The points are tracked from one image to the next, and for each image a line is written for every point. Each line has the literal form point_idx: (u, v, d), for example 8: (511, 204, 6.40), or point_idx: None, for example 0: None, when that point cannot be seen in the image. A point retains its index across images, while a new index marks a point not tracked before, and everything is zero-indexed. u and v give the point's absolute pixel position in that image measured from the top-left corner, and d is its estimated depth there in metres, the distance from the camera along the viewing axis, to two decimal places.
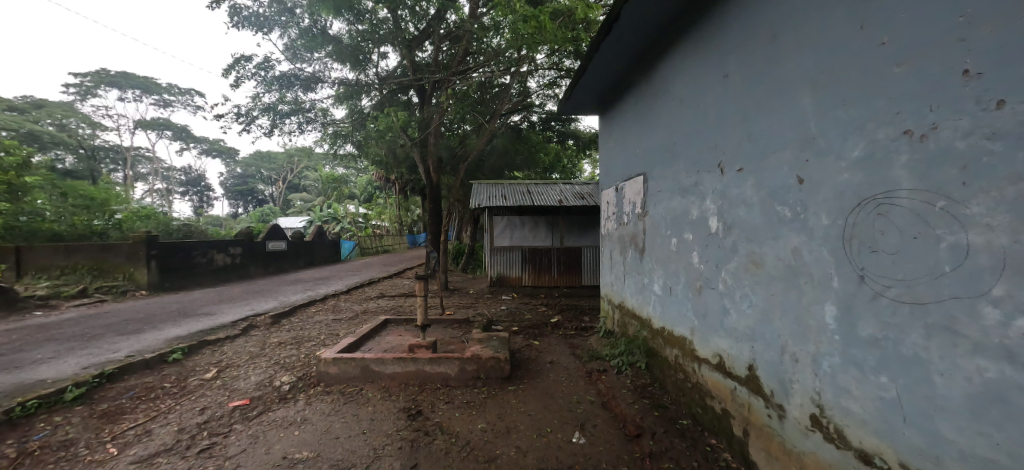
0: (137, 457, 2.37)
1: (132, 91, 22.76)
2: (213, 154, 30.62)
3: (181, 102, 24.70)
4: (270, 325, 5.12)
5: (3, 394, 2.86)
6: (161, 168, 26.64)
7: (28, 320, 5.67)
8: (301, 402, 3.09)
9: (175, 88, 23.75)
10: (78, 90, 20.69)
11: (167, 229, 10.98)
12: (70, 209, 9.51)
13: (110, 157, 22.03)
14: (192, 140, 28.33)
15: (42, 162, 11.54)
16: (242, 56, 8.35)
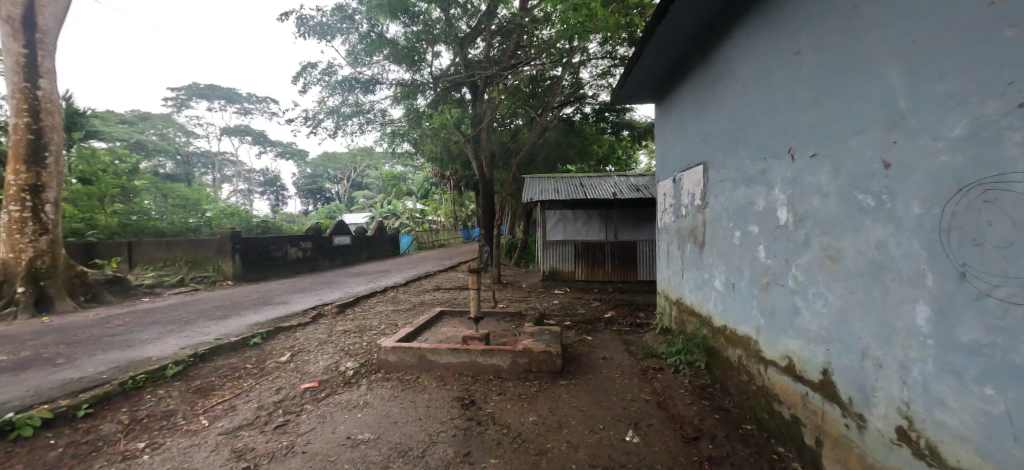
0: (224, 429, 2.66)
1: (218, 101, 25.34)
2: (287, 156, 33.41)
3: (259, 109, 27.07)
4: (337, 314, 5.50)
5: (119, 369, 3.33)
6: (244, 170, 29.50)
7: (140, 305, 6.53)
8: (364, 386, 3.29)
9: (253, 96, 26.08)
10: (175, 102, 23.48)
11: (248, 226, 12.07)
12: (170, 209, 10.83)
13: (202, 162, 24.77)
14: (269, 144, 31.06)
15: (149, 168, 13.17)
16: (309, 63, 8.96)
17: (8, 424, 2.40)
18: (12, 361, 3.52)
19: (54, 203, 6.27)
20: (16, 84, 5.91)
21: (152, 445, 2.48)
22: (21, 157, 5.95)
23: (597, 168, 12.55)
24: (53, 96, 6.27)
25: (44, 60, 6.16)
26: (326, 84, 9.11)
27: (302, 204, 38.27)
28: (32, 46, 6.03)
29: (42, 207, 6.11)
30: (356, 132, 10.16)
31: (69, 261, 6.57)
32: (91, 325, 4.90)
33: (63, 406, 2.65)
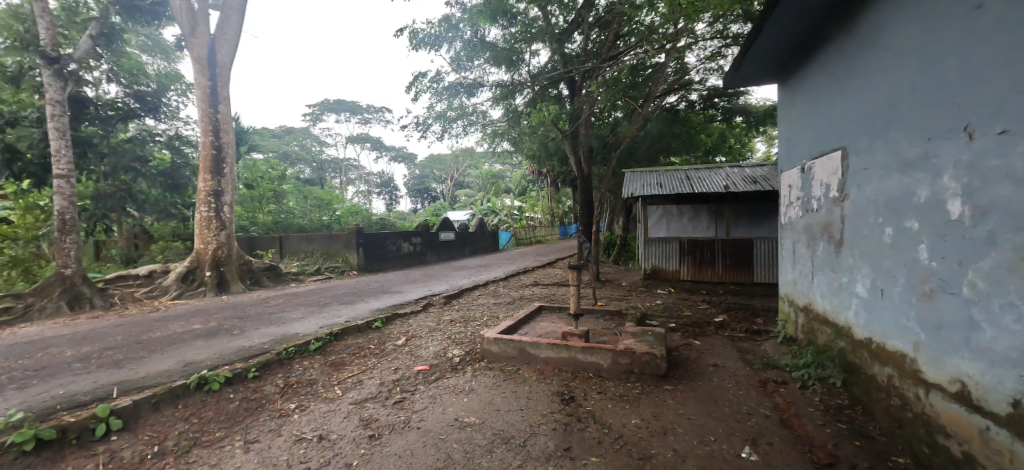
0: (354, 399, 3.06)
1: (345, 114, 29.15)
2: (399, 160, 36.99)
3: (376, 119, 30.45)
4: (444, 304, 5.95)
5: (277, 341, 4.03)
6: (364, 173, 33.42)
7: (290, 289, 7.81)
8: (468, 373, 3.50)
9: (372, 107, 29.36)
10: (312, 117, 27.53)
11: (370, 222, 13.66)
12: (310, 209, 12.76)
13: (332, 167, 28.67)
14: (385, 150, 34.71)
15: (293, 173, 15.51)
16: (420, 74, 9.78)
17: (204, 378, 3.06)
18: (206, 329, 4.49)
19: (230, 205, 7.80)
20: (204, 111, 7.46)
21: (301, 406, 2.96)
22: (208, 168, 7.50)
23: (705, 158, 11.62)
24: (228, 118, 7.80)
25: (222, 89, 7.69)
26: (435, 91, 9.86)
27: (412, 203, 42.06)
28: (214, 79, 7.56)
29: (222, 207, 7.63)
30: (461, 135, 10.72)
31: (240, 252, 8.11)
32: (258, 304, 6.02)
33: (239, 368, 3.29)
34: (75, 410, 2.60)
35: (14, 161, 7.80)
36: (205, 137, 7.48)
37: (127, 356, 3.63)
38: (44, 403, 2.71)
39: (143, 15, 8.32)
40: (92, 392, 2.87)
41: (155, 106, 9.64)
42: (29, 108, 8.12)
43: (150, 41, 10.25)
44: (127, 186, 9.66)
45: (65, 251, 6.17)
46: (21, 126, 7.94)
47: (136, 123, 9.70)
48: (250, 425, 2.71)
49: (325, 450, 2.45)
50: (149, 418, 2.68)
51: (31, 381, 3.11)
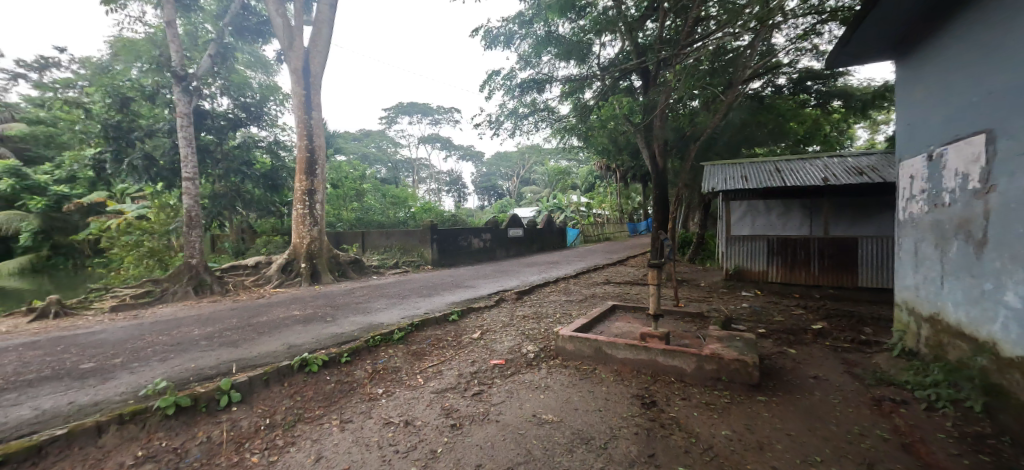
0: (436, 388, 3.23)
1: (417, 115, 30.71)
2: (467, 158, 38.27)
3: (446, 119, 31.66)
4: (516, 299, 6.03)
5: (365, 329, 4.34)
6: (434, 172, 35.08)
7: (373, 281, 8.37)
8: (544, 370, 3.51)
9: (442, 108, 30.65)
10: (387, 120, 29.44)
11: (443, 219, 14.28)
12: (388, 207, 13.50)
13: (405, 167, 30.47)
14: (453, 149, 36.09)
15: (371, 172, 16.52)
16: (493, 72, 10.01)
17: (305, 360, 3.37)
18: (305, 316, 4.97)
19: (322, 203, 8.53)
20: (300, 117, 8.23)
21: (387, 392, 3.19)
22: (303, 170, 8.28)
23: (797, 149, 10.62)
24: (320, 122, 8.52)
25: (315, 96, 8.42)
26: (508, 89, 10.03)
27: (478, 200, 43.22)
28: (308, 88, 8.31)
29: (314, 205, 8.37)
30: (530, 132, 10.92)
31: (330, 246, 8.85)
32: (347, 294, 6.53)
33: (334, 352, 3.58)
34: (204, 382, 3.00)
35: (152, 167, 9.19)
36: (301, 141, 8.25)
37: (243, 337, 4.12)
38: (180, 374, 3.16)
39: (249, 33, 9.37)
40: (217, 367, 3.29)
41: (258, 115, 10.77)
42: (162, 122, 9.51)
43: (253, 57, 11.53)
44: (235, 187, 10.91)
45: (189, 244, 7.12)
46: (156, 137, 9.28)
47: (244, 131, 10.97)
48: (344, 407, 2.99)
49: (411, 436, 2.62)
50: (261, 393, 3.01)
51: (171, 355, 3.64)
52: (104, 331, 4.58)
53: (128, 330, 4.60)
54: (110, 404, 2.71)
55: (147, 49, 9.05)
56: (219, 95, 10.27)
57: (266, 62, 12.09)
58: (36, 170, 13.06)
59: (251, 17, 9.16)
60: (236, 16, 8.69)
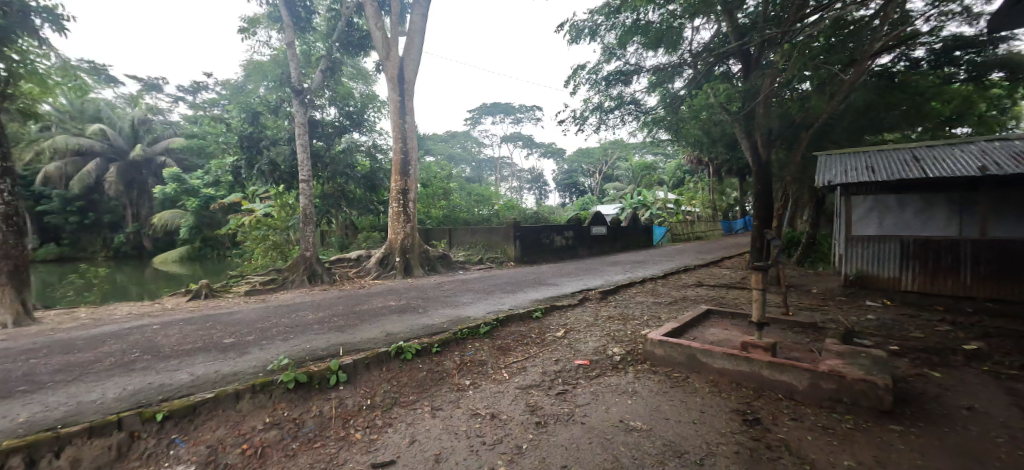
0: (521, 384, 3.32)
1: (500, 115, 31.84)
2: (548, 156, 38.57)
3: (527, 117, 32.21)
4: (600, 299, 5.90)
5: (455, 321, 4.57)
6: (516, 170, 36.02)
7: (459, 276, 8.79)
8: (630, 375, 3.43)
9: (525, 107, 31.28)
10: (472, 121, 30.94)
11: (525, 216, 14.45)
12: (472, 204, 14.37)
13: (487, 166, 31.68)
14: (535, 147, 36.61)
15: (457, 173, 17.34)
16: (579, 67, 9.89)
17: (400, 348, 3.62)
18: (401, 306, 5.39)
19: (415, 202, 9.15)
20: (396, 122, 8.93)
21: (474, 384, 3.35)
22: (399, 171, 8.95)
23: (938, 133, 8.85)
24: (413, 126, 9.12)
25: (408, 102, 9.05)
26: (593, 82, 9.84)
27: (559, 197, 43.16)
28: (403, 94, 8.98)
29: (408, 204, 8.99)
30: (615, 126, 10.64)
31: (421, 242, 9.45)
32: (437, 287, 6.95)
33: (426, 342, 3.80)
34: (316, 361, 3.37)
35: (276, 171, 10.76)
36: (397, 144, 8.93)
37: (349, 322, 4.58)
38: (299, 353, 3.59)
39: (353, 48, 10.25)
40: (327, 349, 3.68)
41: (358, 121, 12.00)
42: (283, 132, 10.97)
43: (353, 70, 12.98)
44: (339, 187, 12.04)
45: (304, 239, 8.11)
46: (279, 145, 10.83)
47: (347, 137, 12.23)
48: (434, 395, 3.18)
49: (497, 429, 2.70)
50: (363, 375, 3.30)
51: (293, 335, 4.17)
52: (242, 311, 5.44)
53: (261, 311, 5.40)
54: (245, 374, 3.18)
55: (272, 71, 10.52)
56: (328, 106, 11.61)
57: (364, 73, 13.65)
58: (197, 174, 15.94)
59: (354, 33, 10.02)
60: (342, 34, 9.62)
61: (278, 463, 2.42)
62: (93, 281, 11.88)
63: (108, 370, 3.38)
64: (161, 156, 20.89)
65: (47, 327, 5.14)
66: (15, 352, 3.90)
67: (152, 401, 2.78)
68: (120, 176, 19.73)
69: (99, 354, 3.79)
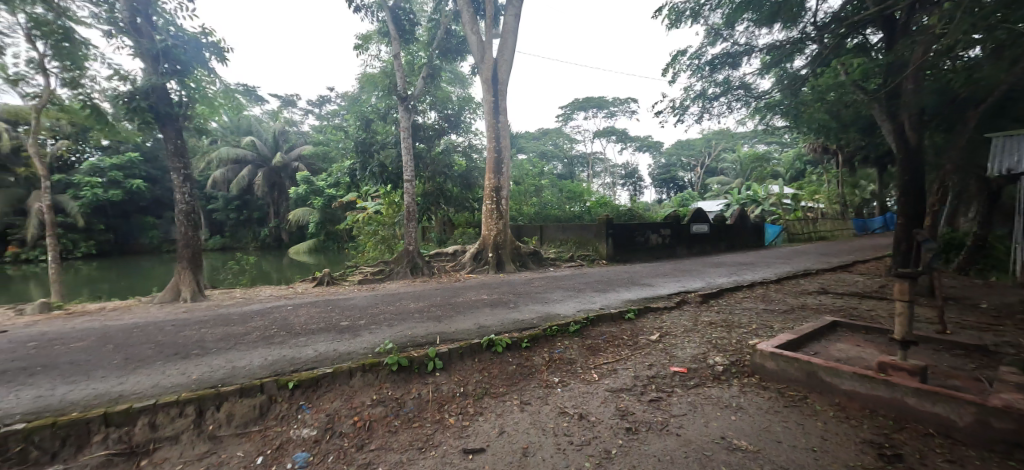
0: (611, 387, 3.21)
1: (592, 109, 31.52)
2: (643, 149, 37.02)
3: (621, 110, 31.44)
4: (700, 302, 5.47)
5: (544, 318, 4.58)
6: (608, 165, 35.33)
7: (549, 273, 8.84)
8: (735, 388, 3.11)
9: (618, 100, 30.48)
10: (564, 117, 31.62)
11: (618, 213, 13.92)
12: (564, 202, 14.20)
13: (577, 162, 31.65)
14: (629, 140, 35.42)
15: (550, 169, 17.51)
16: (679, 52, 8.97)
17: (492, 340, 3.74)
18: (494, 300, 5.59)
19: (507, 200, 9.40)
20: (490, 122, 9.29)
21: (563, 382, 3.33)
22: (492, 169, 9.27)
23: None
24: (506, 125, 9.39)
25: (502, 102, 9.35)
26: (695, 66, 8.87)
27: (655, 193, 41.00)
28: (497, 95, 9.30)
29: (500, 201, 9.28)
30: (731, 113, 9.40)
31: (513, 238, 9.69)
32: (528, 283, 7.08)
33: (516, 337, 3.88)
34: (416, 347, 3.64)
35: (384, 173, 11.82)
36: (491, 143, 9.28)
37: (447, 313, 4.88)
38: (402, 339, 3.92)
39: (452, 54, 10.89)
40: (426, 337, 3.96)
41: (455, 123, 13.07)
42: (390, 136, 11.96)
43: (451, 74, 14.16)
44: (439, 186, 12.92)
45: (407, 234, 8.85)
46: (387, 149, 11.90)
47: (447, 139, 13.37)
48: (523, 389, 3.23)
49: (585, 430, 2.64)
50: (456, 364, 3.47)
51: (398, 322, 4.57)
52: (357, 298, 6.12)
53: (371, 299, 6.02)
54: (357, 354, 3.56)
55: (381, 81, 11.47)
56: (429, 110, 12.78)
57: (460, 76, 14.73)
58: (324, 177, 18.44)
59: (453, 39, 10.63)
60: (441, 41, 10.29)
61: (382, 437, 2.67)
62: (247, 267, 14.45)
63: (256, 341, 4.05)
64: (296, 161, 24.46)
65: (216, 303, 6.37)
66: (194, 322, 4.89)
67: (286, 371, 3.25)
68: (266, 179, 23.57)
69: (250, 327, 4.57)
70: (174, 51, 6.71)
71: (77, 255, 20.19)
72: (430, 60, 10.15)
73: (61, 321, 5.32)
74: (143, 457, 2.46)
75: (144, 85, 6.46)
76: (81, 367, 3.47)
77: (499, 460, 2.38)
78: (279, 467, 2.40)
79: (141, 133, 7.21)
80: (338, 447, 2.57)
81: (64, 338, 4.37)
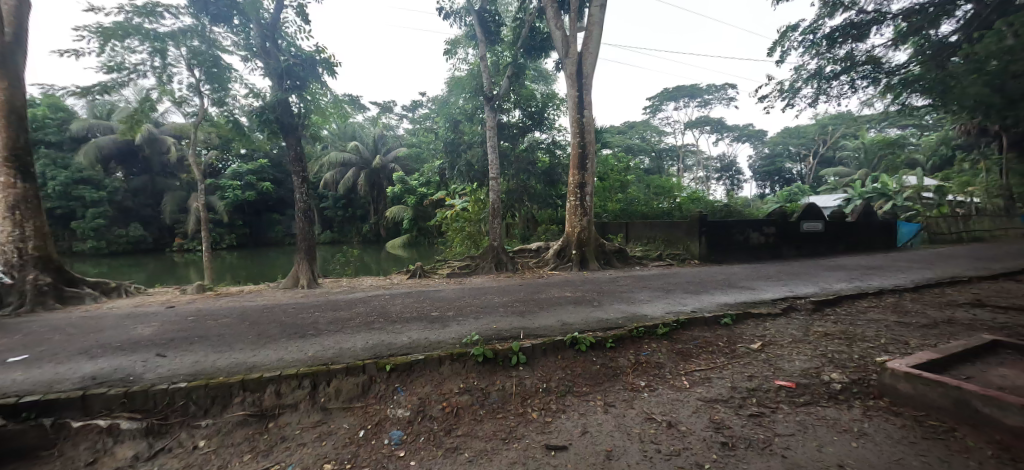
0: (703, 396, 2.99)
1: (683, 99, 29.63)
2: (742, 139, 33.91)
3: (717, 98, 29.21)
4: (813, 311, 4.84)
5: (630, 318, 4.41)
6: (701, 157, 33.11)
7: (635, 272, 8.52)
8: (856, 410, 2.71)
9: (712, 87, 28.33)
10: (653, 108, 30.55)
11: (712, 209, 12.95)
12: (652, 198, 13.72)
13: (665, 155, 30.18)
14: (726, 130, 32.70)
15: (638, 164, 16.86)
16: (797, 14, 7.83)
17: (575, 338, 3.70)
18: (578, 297, 5.52)
19: (590, 196, 9.23)
20: (575, 117, 9.19)
21: (650, 387, 3.18)
22: (576, 166, 9.16)
23: None
24: (591, 120, 9.22)
25: (587, 96, 9.19)
26: None
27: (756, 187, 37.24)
28: (580, 89, 9.18)
29: (584, 197, 9.15)
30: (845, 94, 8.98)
31: (597, 235, 9.51)
32: (613, 282, 6.89)
33: (601, 336, 3.79)
34: (501, 341, 3.73)
35: (471, 170, 12.89)
36: (575, 139, 9.19)
37: (532, 309, 4.95)
38: (488, 332, 4.05)
39: (536, 51, 10.99)
40: (511, 331, 4.04)
41: (539, 120, 13.09)
42: (476, 136, 12.77)
43: (535, 71, 14.49)
44: (523, 183, 13.40)
45: (492, 231, 9.16)
46: (474, 148, 12.63)
47: (530, 136, 13.55)
48: (608, 390, 3.15)
49: (675, 439, 2.49)
50: (540, 360, 3.50)
51: (485, 315, 4.75)
52: (449, 290, 6.49)
53: (460, 292, 6.34)
54: (447, 344, 3.76)
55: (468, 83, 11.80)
56: (514, 108, 12.98)
57: (545, 73, 15.11)
58: (417, 177, 19.84)
59: (537, 36, 10.71)
60: (526, 39, 10.45)
61: (468, 424, 2.79)
62: (351, 258, 16.15)
63: (360, 326, 4.49)
64: (392, 163, 26.58)
65: (328, 290, 7.19)
66: (310, 306, 5.58)
67: (384, 355, 3.54)
68: (367, 180, 25.95)
69: (355, 313, 5.08)
70: (295, 69, 7.70)
71: (222, 246, 24.31)
72: (515, 59, 10.38)
73: (213, 300, 6.44)
74: (271, 419, 2.85)
75: (273, 100, 7.50)
76: (228, 339, 4.15)
77: (582, 460, 2.35)
78: (378, 442, 2.63)
79: (269, 142, 8.40)
80: (429, 430, 2.74)
81: (215, 314, 5.27)
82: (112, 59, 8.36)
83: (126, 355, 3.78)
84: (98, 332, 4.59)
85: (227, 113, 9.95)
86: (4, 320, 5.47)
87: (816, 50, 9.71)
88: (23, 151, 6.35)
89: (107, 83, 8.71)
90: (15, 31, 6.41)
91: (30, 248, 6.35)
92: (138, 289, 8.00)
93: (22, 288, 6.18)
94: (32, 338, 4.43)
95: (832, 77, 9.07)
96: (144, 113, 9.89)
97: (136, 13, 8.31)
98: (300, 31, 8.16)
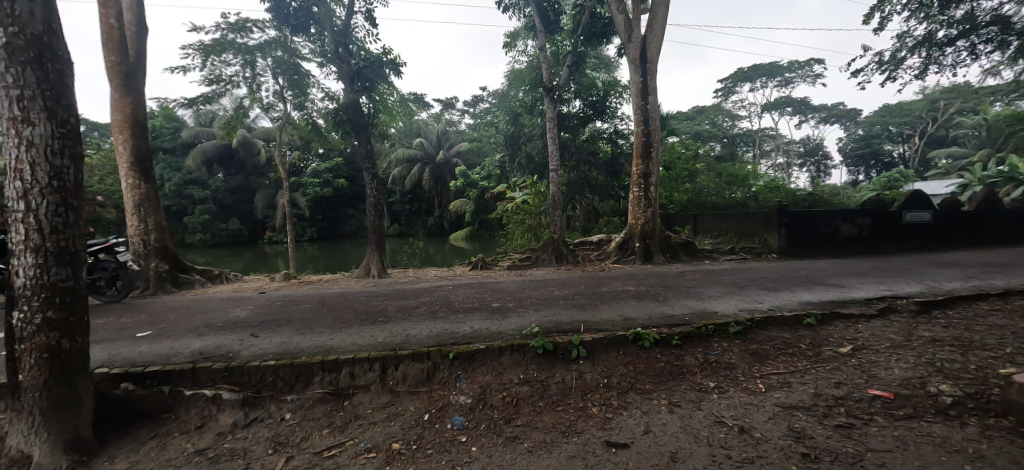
0: (782, 402, 2.76)
1: (761, 78, 27.38)
2: (831, 120, 30.56)
3: (800, 75, 26.62)
4: (917, 313, 4.25)
5: (698, 316, 4.16)
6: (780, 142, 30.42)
7: (704, 267, 8.07)
8: (971, 429, 2.35)
9: (795, 64, 25.82)
10: (726, 89, 28.66)
11: (794, 198, 11.88)
12: (724, 187, 12.92)
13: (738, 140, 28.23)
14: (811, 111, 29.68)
15: (707, 151, 15.87)
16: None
17: (638, 334, 3.58)
18: (641, 293, 5.33)
19: (654, 187, 8.82)
20: (639, 104, 8.82)
21: (720, 388, 3.00)
22: (640, 154, 8.81)
23: None
24: (655, 106, 8.81)
25: (652, 81, 8.79)
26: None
27: (848, 173, 33.44)
28: (644, 75, 8.80)
29: (648, 188, 8.80)
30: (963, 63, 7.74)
31: (662, 228, 9.13)
32: (680, 276, 6.57)
33: (665, 333, 3.62)
34: (561, 334, 3.72)
35: (531, 163, 13.15)
36: (638, 127, 8.84)
37: (593, 302, 4.86)
38: (548, 324, 4.05)
39: (597, 37, 10.60)
40: (571, 324, 4.01)
41: (601, 109, 12.74)
42: (537, 128, 12.80)
43: (596, 59, 14.11)
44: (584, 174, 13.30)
45: (554, 223, 9.16)
46: (535, 141, 12.79)
47: (592, 125, 13.24)
48: (673, 389, 3.02)
49: (748, 446, 2.33)
50: (601, 354, 3.43)
51: (544, 307, 4.78)
52: (512, 282, 6.59)
53: (523, 283, 6.43)
54: (507, 335, 3.83)
55: (528, 76, 11.70)
56: (574, 99, 12.74)
57: (606, 60, 14.67)
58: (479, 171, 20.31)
59: (598, 22, 10.38)
60: (586, 26, 10.18)
61: (528, 415, 2.82)
62: (418, 250, 17.02)
63: (425, 314, 4.72)
64: (454, 158, 27.32)
65: (396, 280, 7.62)
66: (382, 295, 5.95)
67: (447, 343, 3.69)
68: (431, 175, 26.90)
69: (420, 302, 5.34)
70: (365, 71, 8.21)
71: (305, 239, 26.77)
72: (574, 47, 10.17)
73: (297, 287, 7.11)
74: (346, 398, 3.10)
75: (345, 102, 8.03)
76: (309, 323, 4.57)
77: (645, 460, 2.28)
78: (442, 425, 2.75)
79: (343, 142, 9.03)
80: (489, 417, 2.81)
81: (299, 300, 5.81)
82: (212, 72, 9.43)
83: (226, 334, 4.30)
84: (205, 314, 5.26)
85: (306, 116, 10.73)
86: (134, 301, 6.46)
87: (925, 12, 8.43)
88: (145, 157, 7.39)
89: (209, 94, 9.84)
90: (137, 54, 7.48)
91: (152, 240, 7.43)
92: (237, 277, 9.05)
93: (147, 274, 7.25)
94: (156, 317, 5.19)
95: (947, 43, 7.79)
96: (238, 120, 11.06)
97: (230, 30, 9.27)
98: (368, 35, 8.61)
